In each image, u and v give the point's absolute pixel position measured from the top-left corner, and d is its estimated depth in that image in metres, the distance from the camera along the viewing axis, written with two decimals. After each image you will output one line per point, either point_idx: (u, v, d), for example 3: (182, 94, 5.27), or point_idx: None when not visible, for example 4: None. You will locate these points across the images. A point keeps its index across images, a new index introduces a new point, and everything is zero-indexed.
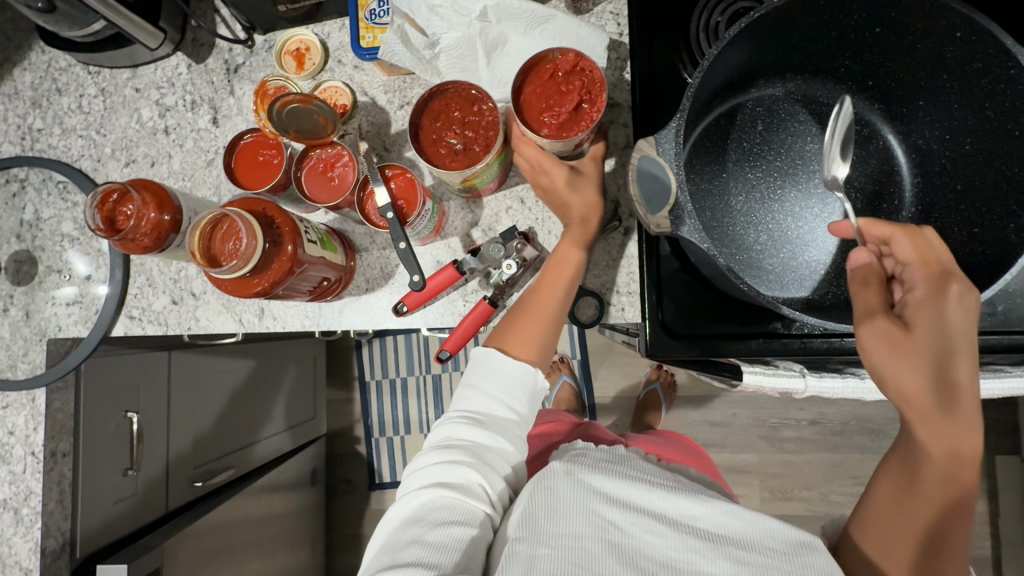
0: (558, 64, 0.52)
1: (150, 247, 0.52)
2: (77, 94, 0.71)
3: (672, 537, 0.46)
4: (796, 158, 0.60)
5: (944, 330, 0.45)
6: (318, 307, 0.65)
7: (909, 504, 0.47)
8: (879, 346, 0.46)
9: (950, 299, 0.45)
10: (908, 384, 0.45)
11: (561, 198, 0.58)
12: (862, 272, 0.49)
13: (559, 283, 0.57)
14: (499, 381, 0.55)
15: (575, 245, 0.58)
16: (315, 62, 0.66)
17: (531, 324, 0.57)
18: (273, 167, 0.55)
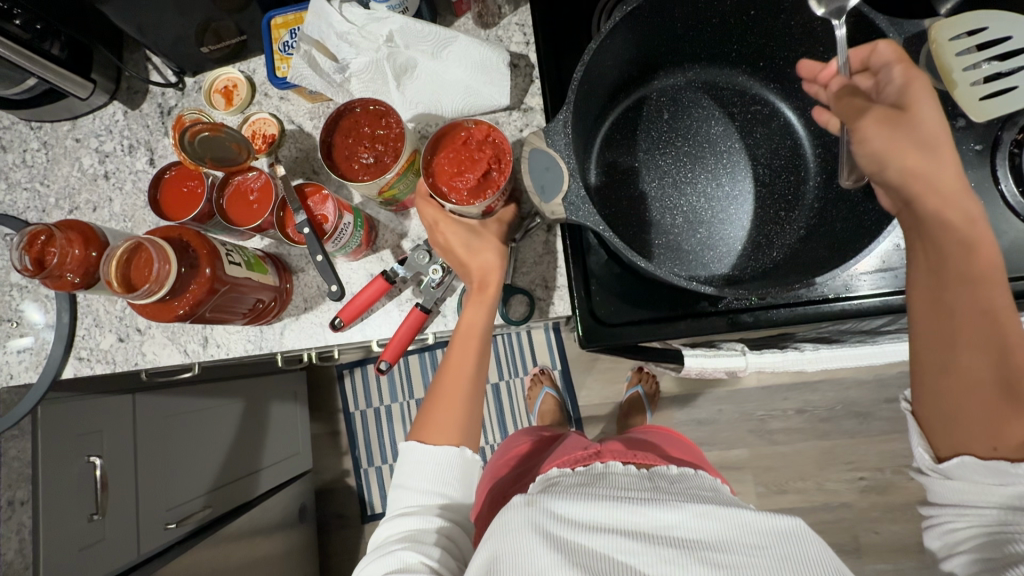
0: (471, 132, 0.55)
1: (78, 283, 0.55)
2: (21, 150, 0.74)
3: (642, 551, 0.42)
4: (703, 142, 0.62)
5: (926, 102, 0.46)
6: (259, 331, 0.66)
7: (948, 306, 0.45)
8: (878, 132, 0.46)
9: (920, 87, 0.46)
10: (913, 157, 0.45)
11: (458, 262, 0.58)
12: (849, 106, 0.49)
13: (470, 356, 0.59)
14: (425, 471, 0.55)
15: (478, 315, 0.59)
16: (243, 97, 0.70)
17: (450, 393, 0.59)
18: (198, 196, 0.58)
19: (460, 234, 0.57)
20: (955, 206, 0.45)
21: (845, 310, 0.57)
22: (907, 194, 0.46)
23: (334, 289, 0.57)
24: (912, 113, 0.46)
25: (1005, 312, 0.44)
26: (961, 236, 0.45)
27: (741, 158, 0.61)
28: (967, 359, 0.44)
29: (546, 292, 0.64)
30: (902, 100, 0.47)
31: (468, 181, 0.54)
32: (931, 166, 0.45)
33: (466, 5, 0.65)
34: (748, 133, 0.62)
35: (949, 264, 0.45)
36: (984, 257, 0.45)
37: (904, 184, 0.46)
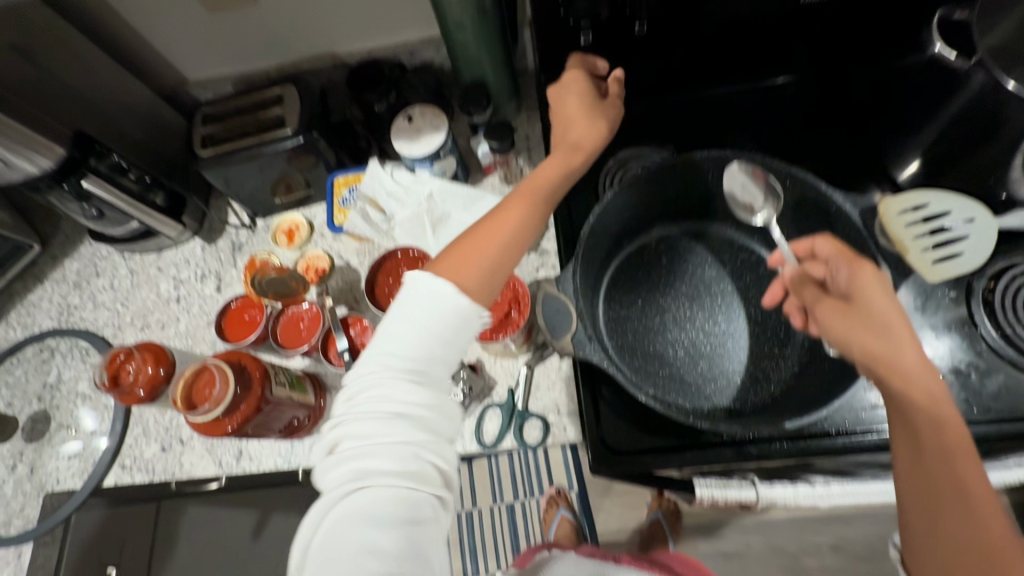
0: None
1: (144, 397, 0.62)
2: (111, 275, 0.87)
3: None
4: (699, 284, 0.69)
5: (874, 292, 0.52)
6: (291, 445, 0.71)
7: (926, 478, 0.44)
8: (833, 319, 0.52)
9: (868, 278, 0.52)
10: (869, 341, 0.49)
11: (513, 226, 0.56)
12: (807, 293, 0.56)
13: (498, 235, 0.55)
14: None
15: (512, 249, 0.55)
16: (302, 237, 0.82)
17: (470, 249, 0.54)
18: (256, 322, 0.67)
19: (527, 209, 0.57)
20: (918, 383, 0.46)
21: (847, 445, 0.59)
22: (872, 372, 0.49)
23: None
24: (862, 302, 0.52)
25: (976, 486, 0.43)
26: (932, 414, 0.45)
27: (734, 300, 0.68)
28: (954, 535, 0.42)
29: (558, 417, 0.70)
30: (852, 290, 0.53)
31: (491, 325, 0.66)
32: (890, 346, 0.48)
33: (494, 168, 0.79)
34: (738, 277, 0.69)
35: (923, 441, 0.45)
36: (958, 435, 0.44)
37: (870, 364, 0.49)
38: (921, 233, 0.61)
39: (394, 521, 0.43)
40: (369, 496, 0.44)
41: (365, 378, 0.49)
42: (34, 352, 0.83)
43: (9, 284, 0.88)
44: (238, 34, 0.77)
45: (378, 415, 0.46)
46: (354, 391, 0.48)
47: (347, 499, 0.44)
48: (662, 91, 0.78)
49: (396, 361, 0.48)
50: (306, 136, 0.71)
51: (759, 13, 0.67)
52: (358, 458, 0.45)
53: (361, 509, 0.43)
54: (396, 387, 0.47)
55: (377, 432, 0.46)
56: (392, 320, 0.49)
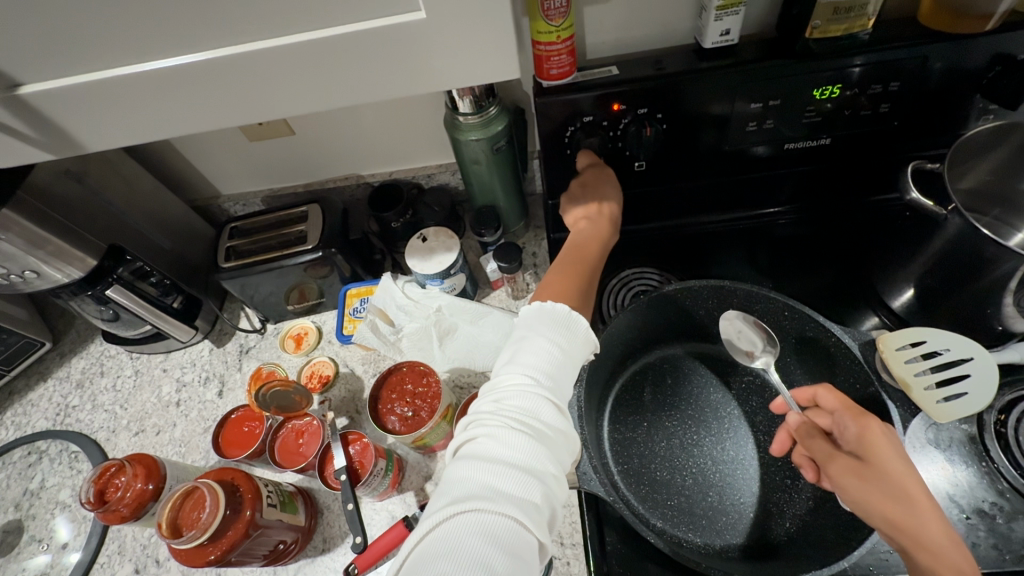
0: None
1: (128, 516, 0.59)
2: (115, 375, 0.87)
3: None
4: (705, 406, 0.69)
5: (885, 451, 0.50)
6: (273, 571, 0.66)
7: None
8: (848, 481, 0.51)
9: (876, 436, 0.52)
10: (886, 506, 0.47)
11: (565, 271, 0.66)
12: (817, 447, 0.55)
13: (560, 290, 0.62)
14: None
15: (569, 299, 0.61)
16: (311, 343, 0.83)
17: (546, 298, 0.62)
18: (255, 435, 0.66)
19: (582, 255, 0.68)
20: (947, 561, 0.43)
21: None
22: (899, 544, 0.46)
23: (357, 540, 0.61)
24: (875, 462, 0.50)
25: None
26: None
27: (741, 425, 0.67)
28: None
29: (561, 549, 0.65)
30: (863, 448, 0.52)
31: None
32: (911, 514, 0.46)
33: (501, 283, 0.82)
34: (744, 400, 0.69)
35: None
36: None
37: (893, 536, 0.47)
38: (923, 369, 0.61)
39: (505, 541, 0.40)
40: (490, 509, 0.41)
41: (507, 389, 0.49)
42: (22, 455, 0.81)
43: (12, 381, 0.88)
44: (272, 157, 0.84)
45: (506, 445, 0.45)
46: (504, 394, 0.49)
47: (465, 514, 0.41)
48: (661, 217, 0.84)
49: (537, 380, 0.49)
50: (324, 252, 0.75)
51: (747, 155, 0.74)
52: (484, 473, 0.43)
53: (478, 520, 0.40)
54: (542, 406, 0.48)
55: (506, 454, 0.44)
56: (540, 348, 0.50)
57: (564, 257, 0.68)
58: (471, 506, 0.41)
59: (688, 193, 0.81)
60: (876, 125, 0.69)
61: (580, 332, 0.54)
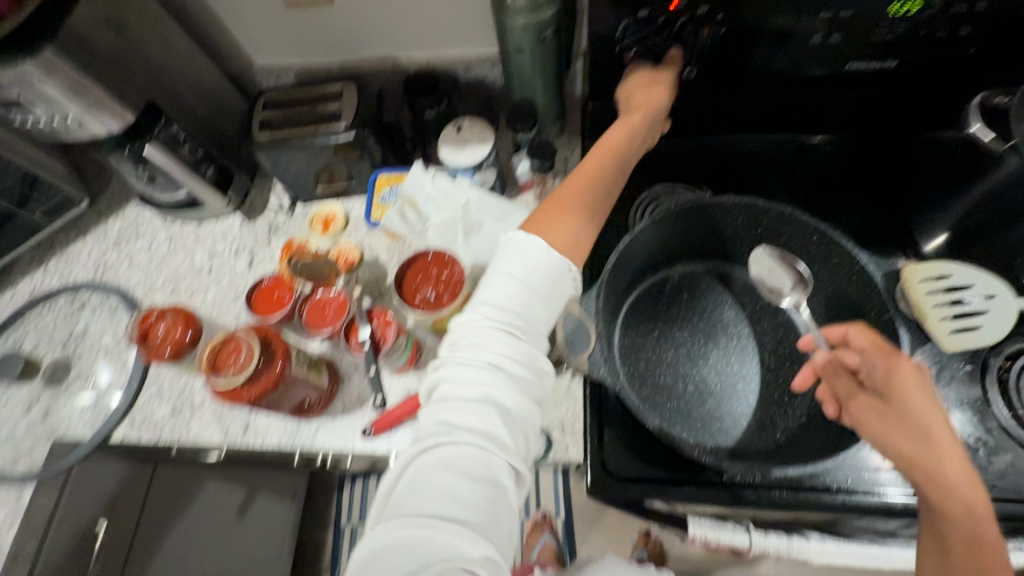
0: None
1: (169, 358, 0.64)
2: (150, 239, 0.90)
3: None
4: (716, 323, 0.71)
5: (910, 391, 0.53)
6: (296, 425, 0.72)
7: None
8: (867, 415, 0.54)
9: (905, 376, 0.54)
10: (903, 443, 0.51)
11: (571, 194, 0.62)
12: (841, 384, 0.58)
13: (561, 214, 0.59)
14: None
15: (570, 229, 0.58)
16: (338, 227, 0.84)
17: (546, 216, 0.59)
18: (283, 302, 0.69)
19: (597, 168, 0.64)
20: (955, 497, 0.48)
21: (851, 504, 0.58)
22: (911, 478, 0.51)
23: (375, 399, 0.70)
24: (900, 402, 0.53)
25: None
26: (967, 534, 0.46)
27: (749, 343, 0.69)
28: None
29: (562, 435, 0.69)
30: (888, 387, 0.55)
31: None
32: (929, 452, 0.50)
33: (531, 186, 0.81)
34: (756, 321, 0.70)
35: (953, 559, 0.47)
36: (988, 556, 0.46)
37: (905, 470, 0.50)
38: (944, 303, 0.63)
39: (472, 471, 0.46)
40: (450, 443, 0.47)
41: (463, 330, 0.53)
42: (67, 301, 0.86)
43: (53, 234, 0.92)
44: (307, 27, 0.81)
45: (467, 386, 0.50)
46: (457, 336, 0.53)
47: (430, 451, 0.48)
48: (702, 135, 0.82)
49: (492, 318, 0.53)
50: (357, 133, 0.74)
51: (803, 73, 0.70)
52: (448, 411, 0.49)
53: (444, 456, 0.47)
54: (492, 339, 0.51)
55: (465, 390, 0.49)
56: (497, 287, 0.54)
57: (582, 169, 0.65)
58: (431, 445, 0.48)
59: (732, 111, 0.77)
60: (952, 49, 0.64)
61: (544, 262, 0.55)
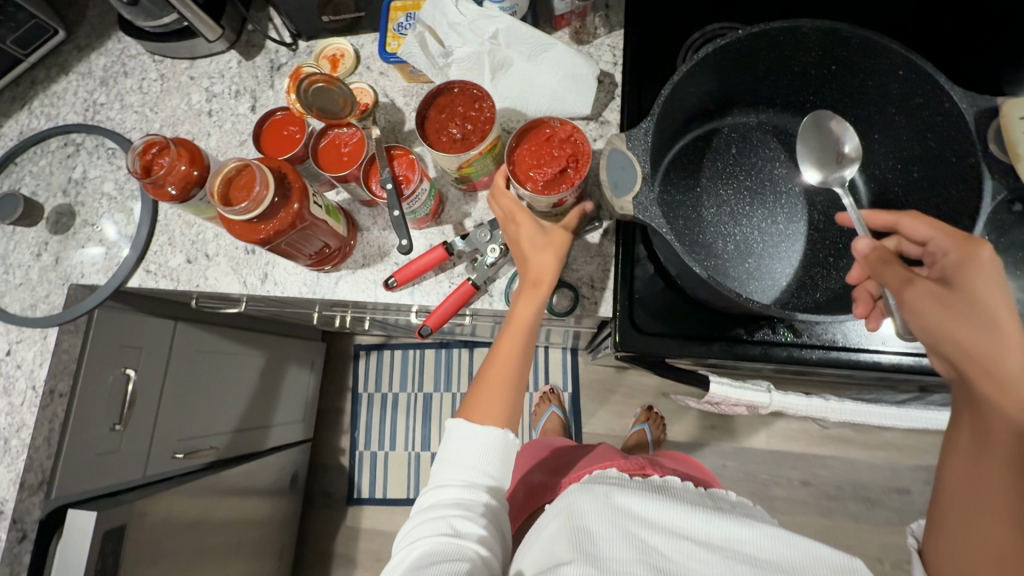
0: (554, 131, 0.59)
1: (175, 196, 0.59)
2: (139, 77, 0.81)
3: (716, 562, 0.48)
4: (766, 180, 0.65)
5: (981, 280, 0.47)
6: (317, 276, 0.70)
7: (981, 477, 0.47)
8: (928, 306, 0.47)
9: (981, 265, 0.48)
10: (968, 337, 0.46)
11: (521, 257, 0.58)
12: (889, 274, 0.50)
13: (519, 346, 0.58)
14: (474, 450, 0.54)
15: (530, 306, 0.58)
16: (348, 66, 0.76)
17: (489, 403, 0.57)
18: (295, 140, 0.63)
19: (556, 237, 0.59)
20: (1013, 393, 0.45)
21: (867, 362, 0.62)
22: (964, 370, 0.47)
23: (402, 242, 0.59)
24: (967, 291, 0.47)
25: None
26: (1014, 426, 0.45)
27: (799, 202, 0.64)
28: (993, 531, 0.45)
29: (591, 292, 0.67)
30: (956, 276, 0.49)
31: (543, 172, 0.58)
32: (994, 344, 0.45)
33: (566, 21, 0.71)
34: (809, 180, 0.65)
35: (996, 448, 0.46)
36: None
37: (966, 363, 0.47)
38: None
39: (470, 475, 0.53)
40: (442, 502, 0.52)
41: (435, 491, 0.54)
42: (59, 145, 0.80)
43: (31, 70, 0.83)
44: None
45: (467, 442, 0.54)
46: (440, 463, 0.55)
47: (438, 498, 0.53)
48: None
49: (452, 488, 0.53)
50: None
51: None
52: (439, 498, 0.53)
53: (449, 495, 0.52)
54: (455, 463, 0.54)
55: (466, 450, 0.54)
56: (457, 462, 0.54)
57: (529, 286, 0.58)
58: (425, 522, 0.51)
59: None
60: None
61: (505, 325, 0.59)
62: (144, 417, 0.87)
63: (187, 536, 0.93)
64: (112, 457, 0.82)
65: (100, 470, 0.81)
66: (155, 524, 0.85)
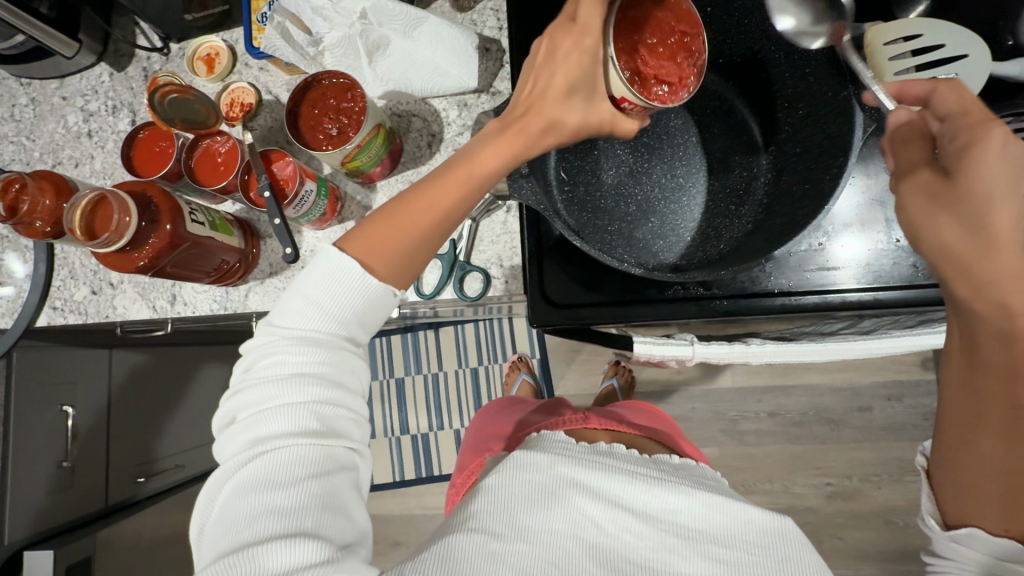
0: (685, 31, 0.49)
1: (48, 233, 0.57)
2: (10, 104, 0.76)
3: (647, 534, 0.52)
4: (662, 134, 0.64)
5: (982, 165, 0.45)
6: (225, 291, 0.69)
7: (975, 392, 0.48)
8: (916, 201, 0.49)
9: (988, 142, 0.46)
10: (947, 238, 0.46)
11: (542, 94, 0.45)
12: (904, 153, 0.51)
13: (445, 199, 0.44)
14: (323, 323, 0.41)
15: (496, 153, 0.44)
16: (224, 65, 0.71)
17: (379, 244, 0.43)
18: (168, 155, 0.60)
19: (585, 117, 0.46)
20: (992, 296, 0.45)
21: (785, 305, 0.62)
22: (938, 268, 0.48)
23: (286, 250, 0.60)
24: (957, 183, 0.47)
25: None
26: (999, 330, 0.45)
27: (696, 152, 0.63)
28: (981, 443, 0.48)
29: (501, 271, 0.67)
30: (954, 164, 0.47)
31: (637, 64, 0.48)
32: (972, 242, 0.45)
33: None
34: (705, 128, 0.64)
35: (985, 356, 0.46)
36: None
37: (941, 261, 0.47)
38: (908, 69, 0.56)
39: (323, 358, 0.41)
40: (290, 395, 0.40)
41: (273, 377, 0.40)
42: None
43: None
44: None
45: (329, 292, 0.41)
46: (278, 342, 0.41)
47: (277, 380, 0.40)
48: None
49: (300, 380, 0.40)
50: None
51: None
52: (276, 385, 0.40)
53: (296, 384, 0.40)
54: (301, 346, 0.41)
55: (308, 305, 0.41)
56: (304, 347, 0.41)
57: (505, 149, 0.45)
58: (264, 414, 0.40)
59: None
60: None
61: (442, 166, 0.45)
62: (92, 450, 0.87)
63: None
64: (66, 494, 0.83)
65: (54, 509, 0.81)
66: None
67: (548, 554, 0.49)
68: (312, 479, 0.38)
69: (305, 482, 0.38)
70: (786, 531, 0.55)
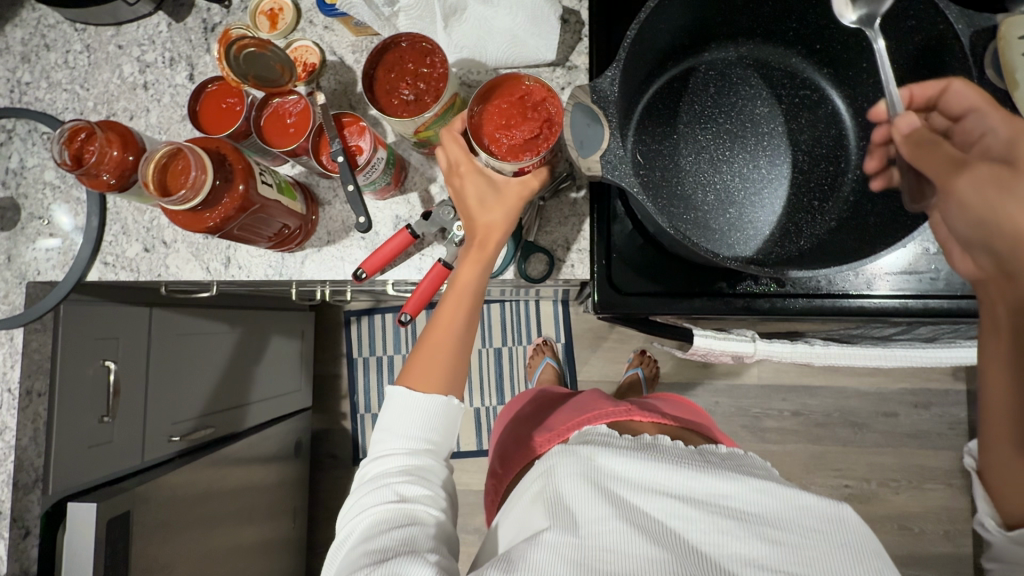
0: (529, 91, 0.52)
1: (113, 184, 0.55)
2: (64, 50, 0.74)
3: (702, 518, 0.50)
4: (746, 121, 0.61)
5: None
6: (281, 257, 0.67)
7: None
8: (989, 191, 0.44)
9: None
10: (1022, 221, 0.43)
11: (468, 215, 0.54)
12: (927, 155, 0.47)
13: (457, 317, 0.56)
14: (411, 417, 0.53)
15: (472, 270, 0.55)
16: (288, 21, 0.68)
17: (427, 371, 0.54)
18: (236, 113, 0.58)
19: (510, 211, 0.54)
20: None
21: (861, 308, 0.60)
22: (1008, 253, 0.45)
23: (361, 220, 0.58)
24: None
25: None
26: None
27: (782, 142, 0.60)
28: None
29: (567, 254, 0.64)
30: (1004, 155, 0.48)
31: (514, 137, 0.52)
32: None
33: None
34: (793, 117, 0.61)
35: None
36: None
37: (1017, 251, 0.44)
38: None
39: (413, 433, 0.53)
40: (392, 463, 0.52)
41: (380, 466, 0.52)
42: None
43: None
44: None
45: (407, 411, 0.53)
46: (382, 471, 0.52)
47: (382, 467, 0.52)
48: None
49: (396, 453, 0.52)
50: None
51: None
52: (381, 460, 0.52)
53: (396, 457, 0.52)
54: (399, 428, 0.53)
55: (400, 415, 0.53)
56: (402, 422, 0.53)
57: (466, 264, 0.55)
58: (372, 483, 0.51)
59: None
60: None
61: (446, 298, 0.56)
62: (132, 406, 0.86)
63: (199, 509, 0.96)
64: (106, 448, 0.83)
65: (94, 462, 0.81)
66: (162, 505, 0.87)
67: (598, 545, 0.47)
68: (394, 531, 0.47)
69: (392, 536, 0.46)
70: (848, 518, 0.50)
